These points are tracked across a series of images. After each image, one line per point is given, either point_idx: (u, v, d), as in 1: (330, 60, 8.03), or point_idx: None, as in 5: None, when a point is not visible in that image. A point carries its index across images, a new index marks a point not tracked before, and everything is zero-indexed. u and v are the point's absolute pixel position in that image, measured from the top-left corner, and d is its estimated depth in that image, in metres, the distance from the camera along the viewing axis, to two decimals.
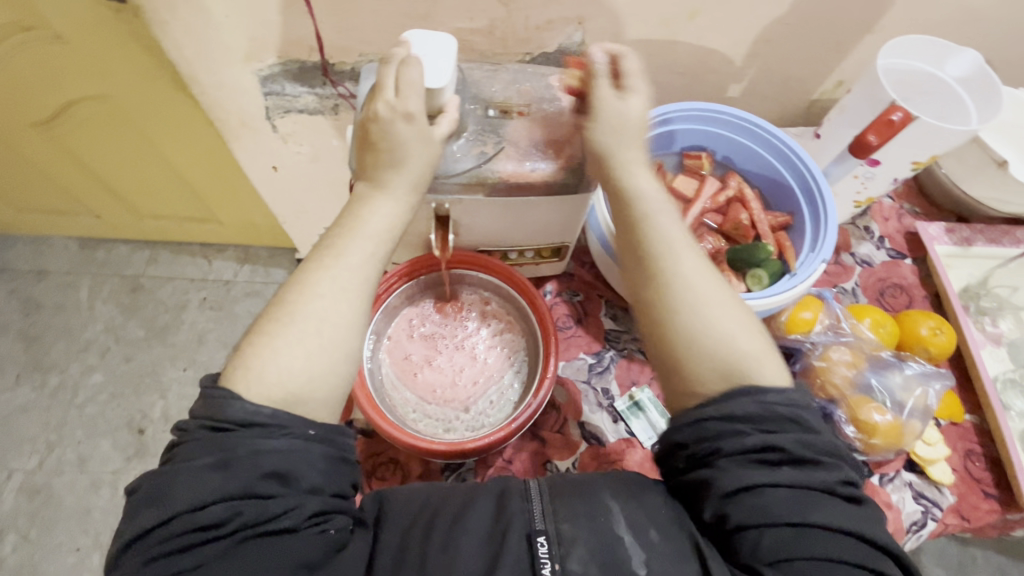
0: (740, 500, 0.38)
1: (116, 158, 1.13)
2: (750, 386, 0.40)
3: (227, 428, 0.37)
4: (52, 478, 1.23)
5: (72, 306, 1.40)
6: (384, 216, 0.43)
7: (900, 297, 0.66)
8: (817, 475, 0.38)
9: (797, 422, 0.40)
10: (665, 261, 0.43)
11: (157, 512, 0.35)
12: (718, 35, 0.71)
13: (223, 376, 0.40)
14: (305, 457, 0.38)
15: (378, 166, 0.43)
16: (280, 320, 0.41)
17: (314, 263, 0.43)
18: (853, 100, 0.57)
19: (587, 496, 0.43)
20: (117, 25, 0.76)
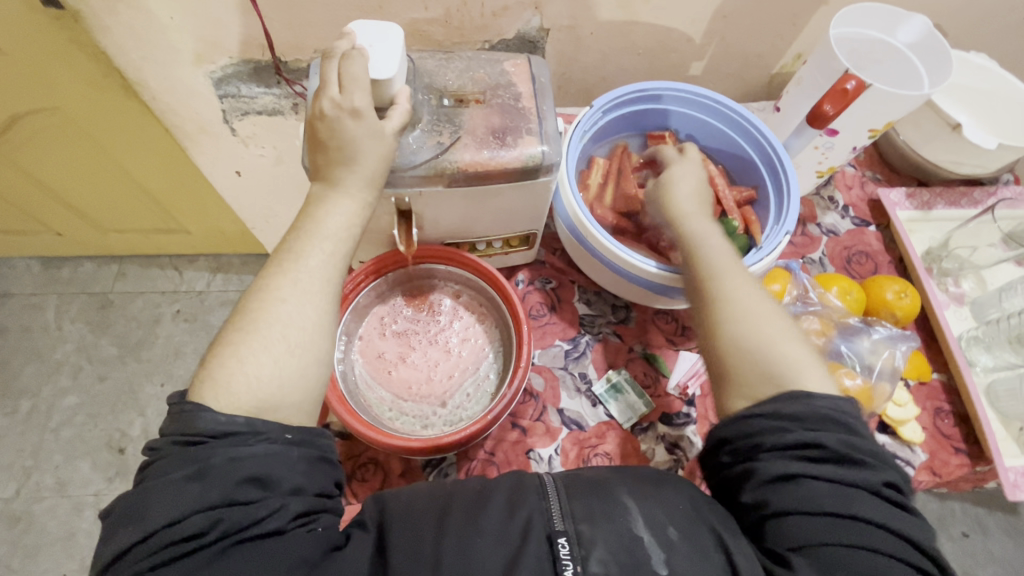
0: (781, 490, 0.40)
1: (72, 172, 1.09)
2: (800, 389, 0.43)
3: (201, 440, 0.36)
4: (31, 504, 1.20)
5: (39, 328, 1.35)
6: (341, 215, 0.42)
7: (866, 264, 0.67)
8: (863, 474, 0.39)
9: (841, 423, 0.41)
10: (720, 281, 0.49)
11: (135, 530, 0.34)
12: (675, 13, 0.70)
13: (193, 391, 0.39)
14: (284, 460, 0.37)
15: (330, 165, 0.42)
16: (244, 327, 0.40)
17: (271, 269, 0.42)
18: (808, 71, 0.57)
19: (606, 497, 0.43)
20: (57, 32, 0.73)
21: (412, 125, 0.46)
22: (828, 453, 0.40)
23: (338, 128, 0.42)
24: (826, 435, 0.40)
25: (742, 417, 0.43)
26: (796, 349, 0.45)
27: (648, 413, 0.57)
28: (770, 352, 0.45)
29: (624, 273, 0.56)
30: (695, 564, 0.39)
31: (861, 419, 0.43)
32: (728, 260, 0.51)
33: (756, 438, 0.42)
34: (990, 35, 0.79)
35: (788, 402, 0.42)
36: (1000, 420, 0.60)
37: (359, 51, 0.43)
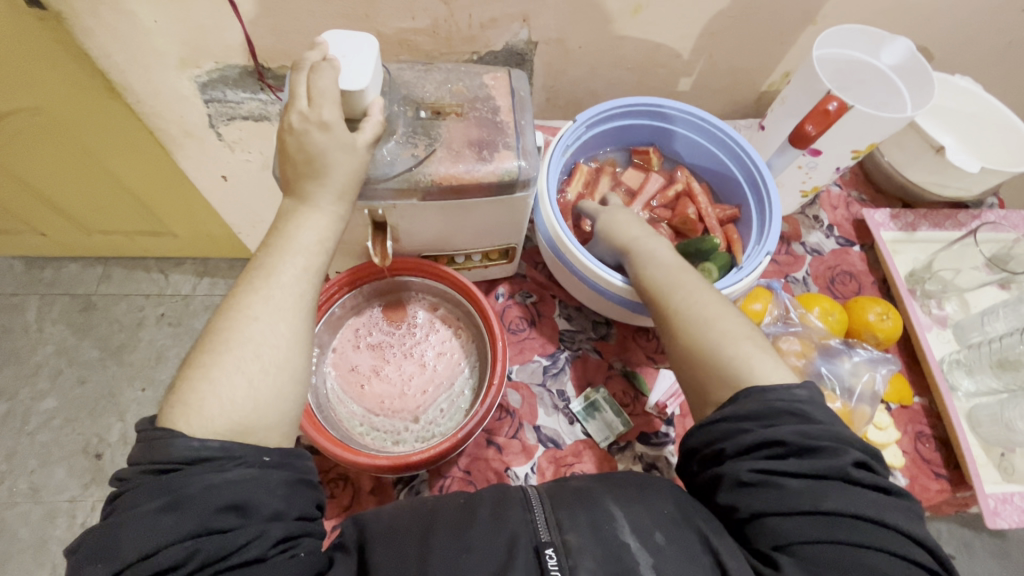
0: (751, 493, 0.39)
1: (56, 173, 1.08)
2: (755, 386, 0.42)
3: (173, 468, 0.35)
4: (3, 510, 1.17)
5: (19, 329, 1.33)
6: (312, 231, 0.42)
7: (850, 284, 0.67)
8: (826, 461, 0.39)
9: (796, 414, 0.40)
10: (669, 295, 0.49)
11: (109, 565, 0.33)
12: (664, 29, 0.71)
13: (162, 416, 0.37)
14: (263, 485, 0.36)
15: (300, 179, 0.42)
16: (216, 347, 0.39)
17: (244, 285, 0.41)
18: (792, 91, 0.57)
19: (587, 503, 0.42)
20: (42, 33, 0.73)
21: (385, 137, 0.46)
22: (789, 449, 0.39)
23: (316, 139, 0.41)
24: (781, 429, 0.40)
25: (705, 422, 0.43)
26: (762, 353, 0.44)
27: (625, 432, 0.56)
28: (734, 365, 0.44)
29: (601, 289, 0.56)
30: (680, 567, 0.38)
31: (820, 404, 0.42)
32: (677, 268, 0.51)
33: (720, 444, 0.42)
34: (976, 58, 0.80)
35: (746, 399, 0.42)
36: (981, 445, 0.59)
37: (332, 62, 0.43)
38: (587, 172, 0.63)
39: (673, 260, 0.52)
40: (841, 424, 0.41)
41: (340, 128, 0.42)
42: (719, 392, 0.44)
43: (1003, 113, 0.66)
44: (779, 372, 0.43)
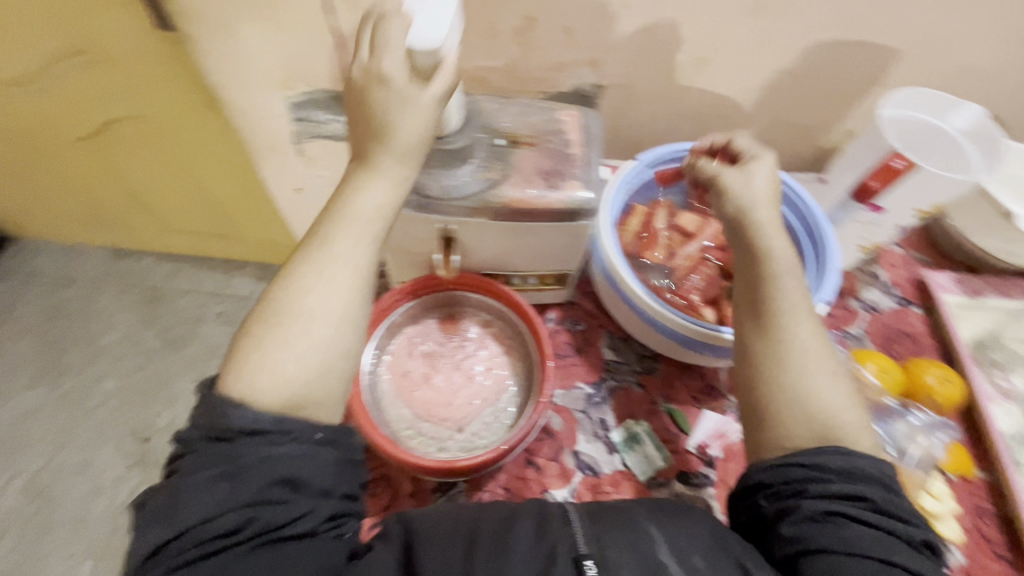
0: (825, 533, 0.38)
1: (149, 174, 1.19)
2: (846, 447, 0.41)
3: (230, 438, 0.37)
4: (55, 481, 1.24)
5: (93, 313, 1.44)
6: (370, 197, 0.42)
7: (907, 344, 0.66)
8: (900, 525, 0.39)
9: (885, 484, 0.40)
10: (779, 317, 0.46)
11: (169, 527, 0.36)
12: (727, 82, 0.74)
13: (220, 383, 0.40)
14: (314, 461, 0.38)
15: (364, 143, 0.42)
16: (268, 319, 0.41)
17: (301, 255, 0.42)
18: (855, 148, 0.58)
19: (627, 523, 0.42)
20: (164, 51, 0.83)
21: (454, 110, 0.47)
22: (872, 506, 0.39)
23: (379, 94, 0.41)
24: (866, 485, 0.40)
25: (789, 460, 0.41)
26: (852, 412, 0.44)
27: (664, 468, 0.56)
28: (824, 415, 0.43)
29: (652, 321, 0.57)
30: None
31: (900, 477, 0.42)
32: (801, 308, 0.46)
33: (800, 484, 0.40)
34: None
35: (836, 454, 0.41)
36: None
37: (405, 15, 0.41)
38: (641, 210, 0.65)
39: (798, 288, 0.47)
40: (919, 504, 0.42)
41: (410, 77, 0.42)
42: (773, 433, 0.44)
43: None
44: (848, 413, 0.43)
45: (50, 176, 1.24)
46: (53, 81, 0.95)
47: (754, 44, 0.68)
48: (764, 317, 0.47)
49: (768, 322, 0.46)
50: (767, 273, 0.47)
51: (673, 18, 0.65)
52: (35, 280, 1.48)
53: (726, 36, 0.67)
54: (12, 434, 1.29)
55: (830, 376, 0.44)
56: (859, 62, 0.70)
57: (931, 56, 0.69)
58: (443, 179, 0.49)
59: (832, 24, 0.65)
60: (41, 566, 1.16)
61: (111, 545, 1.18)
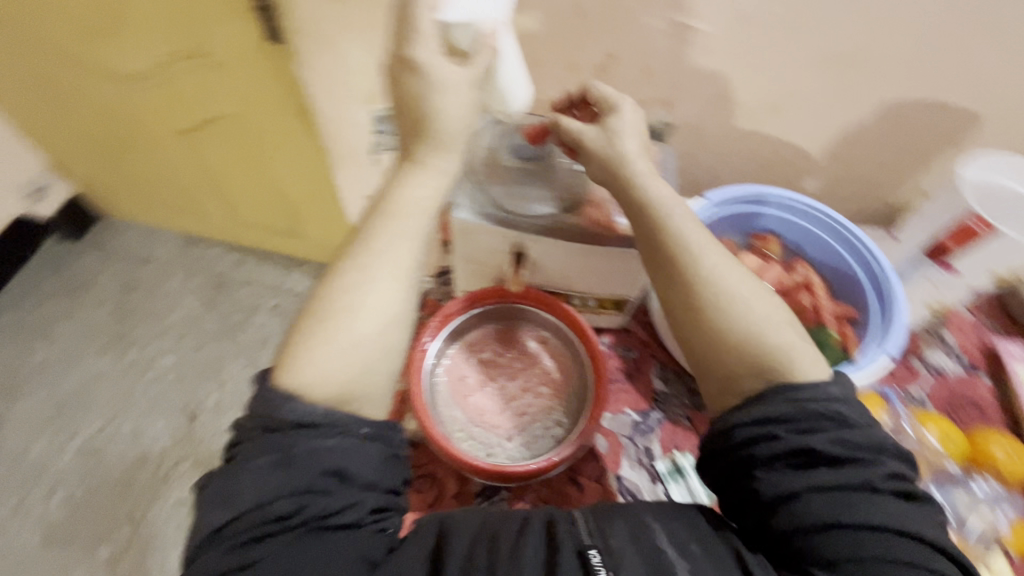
0: (786, 506, 0.39)
1: (233, 170, 1.28)
2: (786, 385, 0.42)
3: (282, 429, 0.40)
4: (108, 444, 1.32)
5: (162, 292, 1.54)
6: (418, 188, 0.46)
7: (972, 413, 0.63)
8: (857, 471, 0.39)
9: (833, 419, 0.41)
10: (691, 262, 0.46)
11: (227, 510, 0.39)
12: (799, 131, 0.75)
13: (274, 375, 0.42)
14: (361, 454, 0.41)
15: (417, 142, 0.47)
16: (317, 318, 0.43)
17: (366, 240, 0.45)
18: (931, 208, 0.59)
19: (626, 514, 0.44)
20: (269, 59, 0.91)
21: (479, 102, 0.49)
22: (820, 457, 0.39)
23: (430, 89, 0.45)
24: (815, 437, 0.40)
25: (732, 425, 0.42)
26: (793, 339, 0.44)
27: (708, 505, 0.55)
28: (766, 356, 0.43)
29: None
30: None
31: (852, 403, 0.42)
32: (701, 238, 0.47)
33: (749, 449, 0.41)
34: None
35: (775, 400, 0.41)
36: None
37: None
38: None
39: (695, 223, 0.48)
40: (876, 429, 0.42)
41: (460, 68, 0.45)
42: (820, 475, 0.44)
43: None
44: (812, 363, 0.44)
45: (146, 163, 1.36)
46: (166, 79, 1.06)
47: (830, 97, 0.69)
48: (677, 265, 0.46)
49: (674, 267, 0.46)
50: (655, 216, 0.47)
51: (752, 66, 0.67)
52: (116, 256, 1.60)
53: (802, 87, 0.68)
54: (77, 395, 1.38)
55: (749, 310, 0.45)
56: (939, 123, 0.70)
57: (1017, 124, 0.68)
58: (521, 198, 0.53)
59: (914, 84, 0.66)
60: (85, 524, 1.23)
61: (149, 514, 1.24)
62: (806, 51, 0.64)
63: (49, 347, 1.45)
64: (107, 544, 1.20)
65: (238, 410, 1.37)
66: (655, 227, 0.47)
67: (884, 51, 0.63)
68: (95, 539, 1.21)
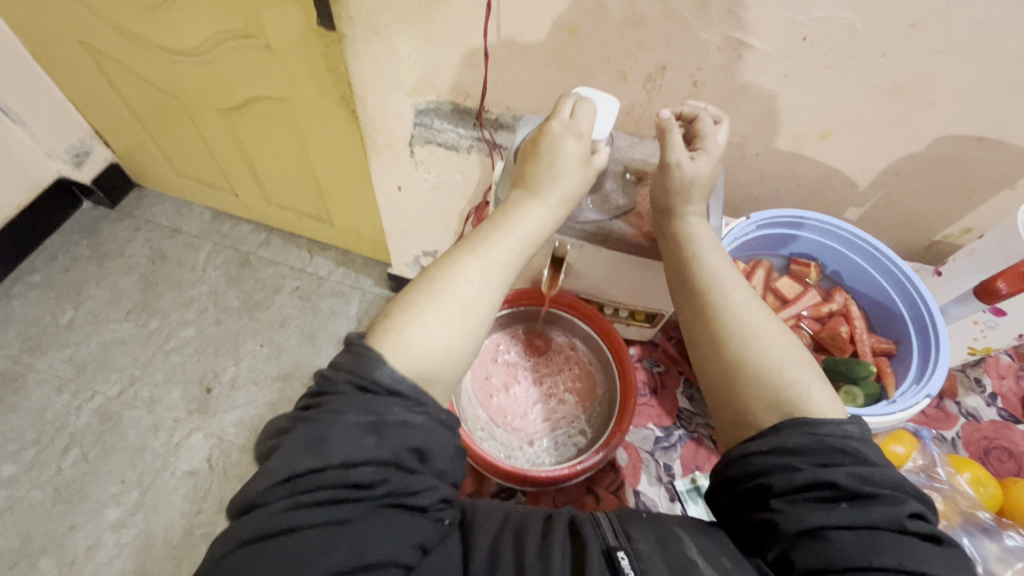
0: (805, 544, 0.38)
1: (268, 150, 1.30)
2: (802, 417, 0.41)
3: (377, 393, 0.40)
4: (123, 409, 1.34)
5: (189, 264, 1.57)
6: (534, 221, 0.48)
7: (1007, 462, 0.61)
8: (881, 511, 0.37)
9: (851, 454, 0.39)
10: (718, 294, 0.48)
11: (313, 460, 0.38)
12: (846, 159, 0.73)
13: (370, 337, 0.43)
14: (441, 441, 0.41)
15: (536, 177, 0.49)
16: (430, 294, 0.44)
17: (458, 253, 0.47)
18: (982, 245, 0.58)
19: (657, 526, 0.43)
20: (318, 44, 0.92)
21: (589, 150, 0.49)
22: (841, 493, 0.38)
23: (571, 145, 0.48)
24: (834, 471, 0.38)
25: (747, 453, 0.41)
26: (813, 380, 0.43)
27: None
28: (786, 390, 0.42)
29: None
30: None
31: (872, 441, 0.41)
32: (731, 275, 0.49)
33: (765, 479, 0.40)
34: None
35: (791, 432, 0.40)
36: None
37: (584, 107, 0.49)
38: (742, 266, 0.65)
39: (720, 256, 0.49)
40: (894, 467, 0.40)
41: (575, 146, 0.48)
42: None
43: None
44: (834, 410, 0.42)
45: (187, 137, 1.38)
46: (215, 56, 1.08)
47: (883, 126, 0.68)
48: (702, 293, 0.48)
49: (700, 296, 0.48)
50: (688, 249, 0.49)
51: (805, 88, 0.66)
52: (147, 225, 1.63)
53: (855, 113, 0.67)
54: (98, 358, 1.41)
55: (775, 337, 0.45)
56: (993, 161, 0.68)
57: None
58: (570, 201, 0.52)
59: (971, 119, 0.64)
60: (96, 484, 1.25)
61: (158, 481, 1.26)
62: (863, 76, 0.63)
63: (76, 308, 1.48)
64: (114, 507, 1.22)
65: (252, 388, 1.38)
66: (684, 257, 0.49)
67: (945, 83, 0.61)
68: (103, 501, 1.23)
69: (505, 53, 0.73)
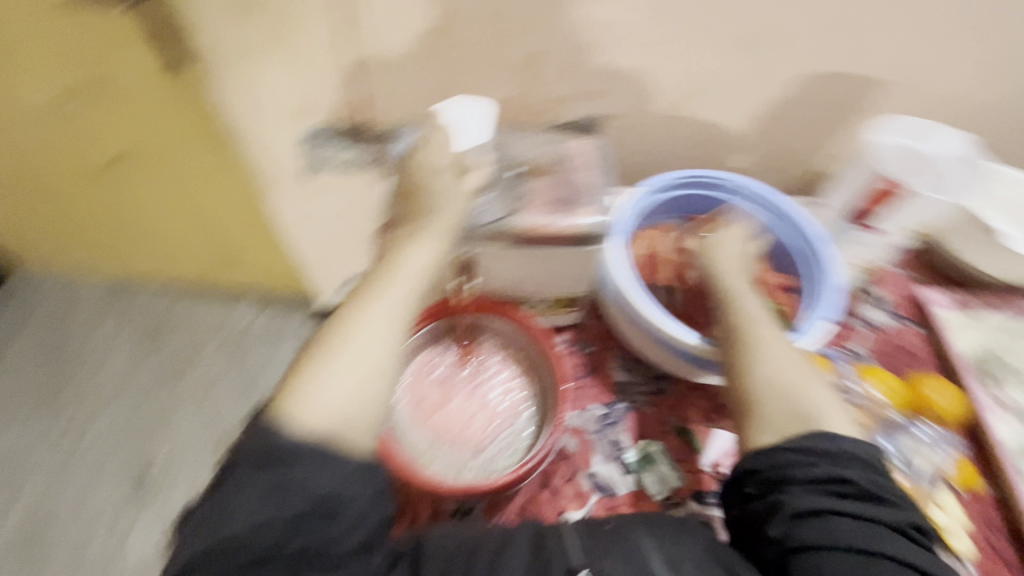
0: (811, 525, 0.40)
1: (154, 205, 1.19)
2: (829, 430, 0.44)
3: (273, 457, 0.38)
4: (54, 515, 1.24)
5: (93, 345, 1.43)
6: (420, 259, 0.47)
7: (908, 360, 0.67)
8: (888, 511, 0.41)
9: (868, 463, 0.43)
10: (750, 328, 0.52)
11: (215, 535, 0.36)
12: (725, 111, 0.77)
13: (269, 406, 0.41)
14: (349, 488, 0.38)
15: (417, 216, 0.49)
16: (324, 353, 0.42)
17: (354, 299, 0.45)
18: (852, 177, 0.65)
19: (621, 538, 0.43)
20: (179, 85, 0.84)
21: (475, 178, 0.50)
22: (854, 491, 0.41)
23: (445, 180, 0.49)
24: (853, 473, 0.42)
25: (775, 448, 0.44)
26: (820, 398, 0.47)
27: (680, 488, 0.56)
28: None
29: (658, 339, 0.56)
30: None
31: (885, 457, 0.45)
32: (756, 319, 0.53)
33: (786, 471, 0.43)
34: None
35: (821, 439, 0.44)
36: None
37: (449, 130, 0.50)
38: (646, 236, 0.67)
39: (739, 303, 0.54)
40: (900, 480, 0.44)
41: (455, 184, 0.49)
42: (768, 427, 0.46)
43: None
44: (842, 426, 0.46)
45: (57, 209, 1.25)
46: (64, 116, 0.97)
47: (749, 78, 0.72)
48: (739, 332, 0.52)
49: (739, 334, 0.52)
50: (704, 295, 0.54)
51: (671, 53, 0.68)
52: (34, 311, 1.47)
53: (721, 69, 0.70)
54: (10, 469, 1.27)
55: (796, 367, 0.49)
56: (849, 91, 0.74)
57: (919, 86, 0.72)
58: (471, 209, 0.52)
59: (822, 56, 0.69)
60: None
61: None
62: (721, 33, 0.66)
63: None
64: None
65: (193, 460, 1.29)
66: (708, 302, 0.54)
67: (793, 27, 0.65)
68: None
69: (376, 65, 0.71)
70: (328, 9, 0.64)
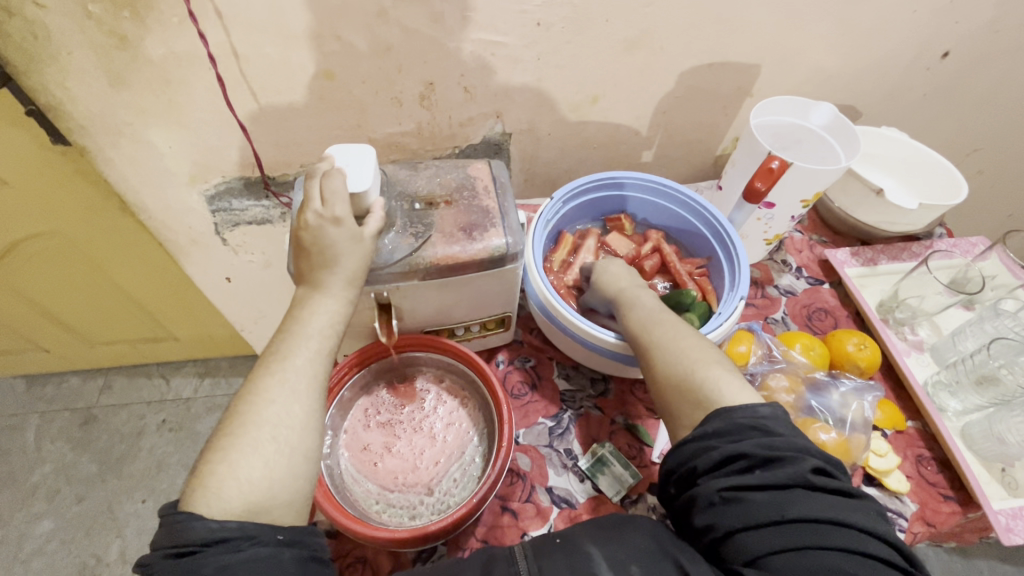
0: (723, 510, 0.42)
1: (61, 290, 1.11)
2: (722, 407, 0.46)
3: (190, 552, 0.36)
4: None
5: (17, 450, 1.31)
6: (325, 317, 0.46)
7: (827, 319, 0.72)
8: (788, 471, 0.41)
9: (760, 429, 0.44)
10: (643, 329, 0.54)
11: None
12: (622, 112, 0.80)
13: (182, 500, 0.38)
14: (275, 563, 0.37)
15: (314, 270, 0.47)
16: (233, 431, 0.41)
17: (261, 370, 0.44)
18: (740, 156, 0.67)
19: (567, 548, 0.45)
20: (63, 162, 0.79)
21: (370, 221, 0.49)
22: (752, 462, 0.42)
23: (335, 232, 0.47)
24: (745, 444, 0.43)
25: (677, 443, 0.47)
26: (721, 374, 0.49)
27: (636, 484, 0.57)
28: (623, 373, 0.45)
29: (585, 342, 0.60)
30: None
31: (783, 419, 0.45)
32: (650, 311, 0.56)
33: (692, 463, 0.45)
34: (900, 112, 0.88)
35: (715, 420, 0.45)
36: (981, 462, 0.61)
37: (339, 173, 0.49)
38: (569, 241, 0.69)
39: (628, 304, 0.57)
40: (800, 436, 0.44)
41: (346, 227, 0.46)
42: (691, 415, 0.48)
43: (931, 157, 0.75)
44: (745, 395, 0.47)
45: None
46: None
47: (638, 77, 0.75)
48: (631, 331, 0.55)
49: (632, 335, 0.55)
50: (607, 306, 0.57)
51: (559, 65, 0.70)
52: None
53: (609, 74, 0.73)
54: None
55: (689, 350, 0.51)
56: (730, 79, 0.78)
57: (789, 66, 0.78)
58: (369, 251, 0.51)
59: (699, 50, 0.73)
60: None
61: None
62: (602, 40, 0.69)
63: None
64: None
65: None
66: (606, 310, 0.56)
67: (667, 26, 0.69)
68: None
69: (272, 116, 0.69)
70: (208, 66, 0.62)
